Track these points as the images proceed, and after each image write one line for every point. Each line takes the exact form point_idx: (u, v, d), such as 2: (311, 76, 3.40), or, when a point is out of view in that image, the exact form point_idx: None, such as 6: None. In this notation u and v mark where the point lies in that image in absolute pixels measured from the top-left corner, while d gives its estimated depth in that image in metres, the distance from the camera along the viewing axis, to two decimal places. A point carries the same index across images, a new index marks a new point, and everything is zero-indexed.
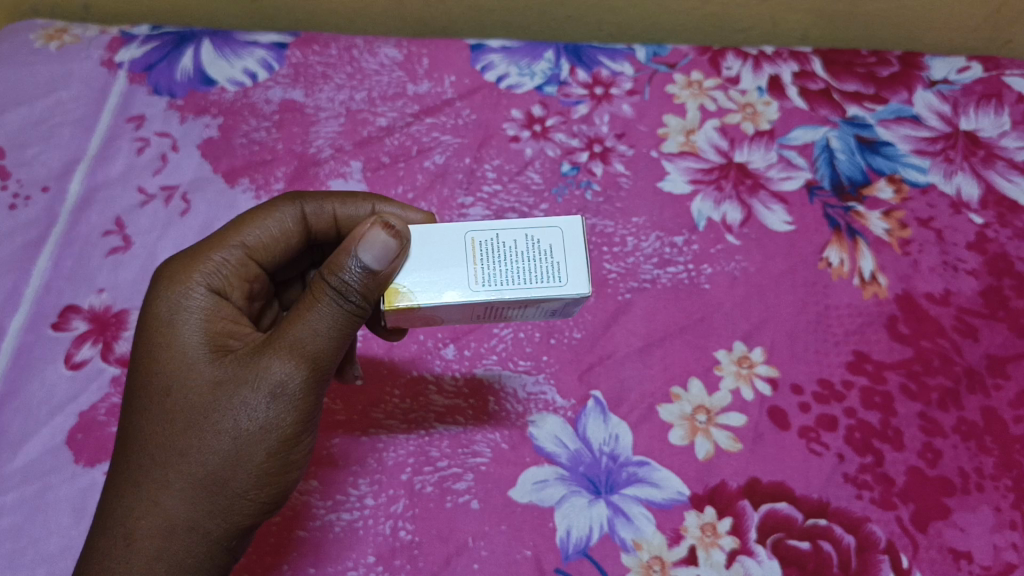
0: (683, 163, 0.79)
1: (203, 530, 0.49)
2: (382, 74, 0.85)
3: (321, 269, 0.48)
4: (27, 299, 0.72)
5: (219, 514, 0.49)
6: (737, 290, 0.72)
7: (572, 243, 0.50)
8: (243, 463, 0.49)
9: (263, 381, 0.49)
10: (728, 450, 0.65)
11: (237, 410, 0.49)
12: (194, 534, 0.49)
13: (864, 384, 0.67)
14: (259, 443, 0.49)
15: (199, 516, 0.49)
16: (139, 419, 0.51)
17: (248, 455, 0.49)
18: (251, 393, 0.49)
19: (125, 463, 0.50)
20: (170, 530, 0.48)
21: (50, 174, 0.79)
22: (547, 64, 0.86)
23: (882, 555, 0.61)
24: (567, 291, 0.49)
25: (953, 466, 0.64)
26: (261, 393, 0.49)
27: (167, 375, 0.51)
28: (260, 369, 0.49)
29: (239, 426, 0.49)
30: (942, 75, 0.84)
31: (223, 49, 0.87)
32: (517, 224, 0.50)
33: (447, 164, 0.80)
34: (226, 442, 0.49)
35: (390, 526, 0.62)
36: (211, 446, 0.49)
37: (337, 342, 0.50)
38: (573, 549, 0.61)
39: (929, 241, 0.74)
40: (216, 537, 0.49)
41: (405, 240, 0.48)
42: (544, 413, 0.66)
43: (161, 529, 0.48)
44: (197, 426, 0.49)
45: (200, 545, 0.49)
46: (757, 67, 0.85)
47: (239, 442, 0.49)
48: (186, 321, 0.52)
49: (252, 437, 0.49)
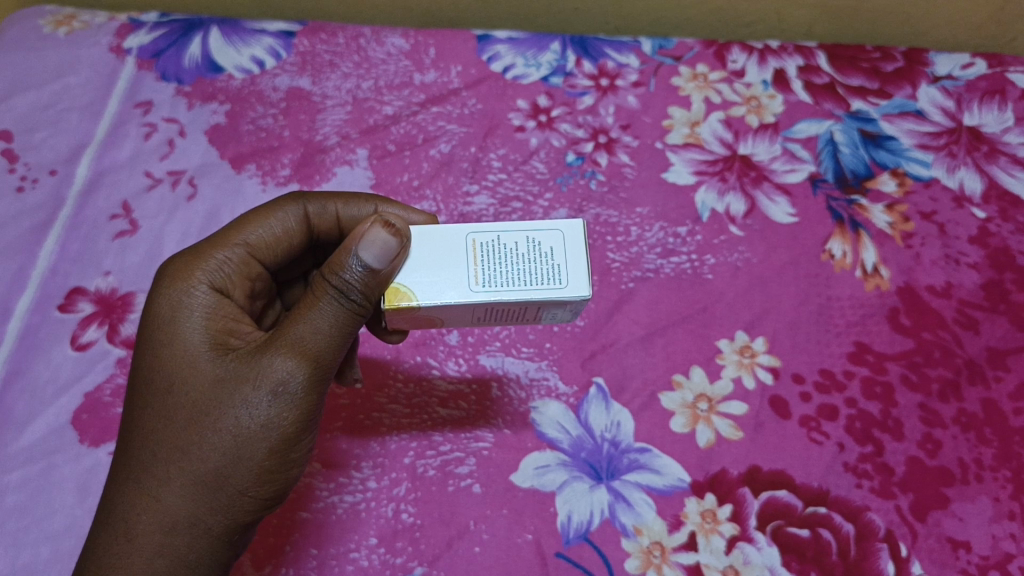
0: (688, 155, 0.80)
1: (204, 526, 0.49)
2: (389, 63, 0.86)
3: (323, 268, 0.49)
4: (33, 282, 0.73)
5: (220, 512, 0.49)
6: (739, 280, 0.73)
7: (573, 246, 0.50)
8: (245, 460, 0.49)
9: (265, 379, 0.49)
10: (728, 438, 0.65)
11: (239, 408, 0.49)
12: (194, 531, 0.49)
13: (865, 374, 0.68)
14: (261, 441, 0.49)
15: (200, 512, 0.49)
16: (141, 416, 0.51)
17: (250, 452, 0.49)
18: (253, 391, 0.49)
19: (128, 460, 0.50)
20: (172, 526, 0.48)
21: (58, 158, 0.80)
22: (553, 55, 0.87)
23: (881, 543, 0.61)
24: (567, 293, 0.49)
25: (952, 456, 0.65)
26: (263, 391, 0.49)
27: (169, 373, 0.51)
28: (262, 367, 0.49)
29: (240, 424, 0.49)
30: (947, 70, 0.85)
31: (231, 37, 0.88)
32: (518, 226, 0.51)
33: (453, 153, 0.81)
34: (227, 439, 0.49)
35: (392, 509, 0.62)
36: (212, 444, 0.49)
37: (339, 340, 0.50)
38: (574, 533, 0.62)
39: (932, 234, 0.75)
40: (217, 534, 0.50)
41: (405, 239, 0.49)
42: (547, 399, 0.67)
43: (162, 526, 0.48)
44: (198, 424, 0.49)
45: (201, 541, 0.49)
46: (762, 60, 0.86)
47: (240, 440, 0.49)
48: (189, 320, 0.52)
49: (253, 435, 0.49)
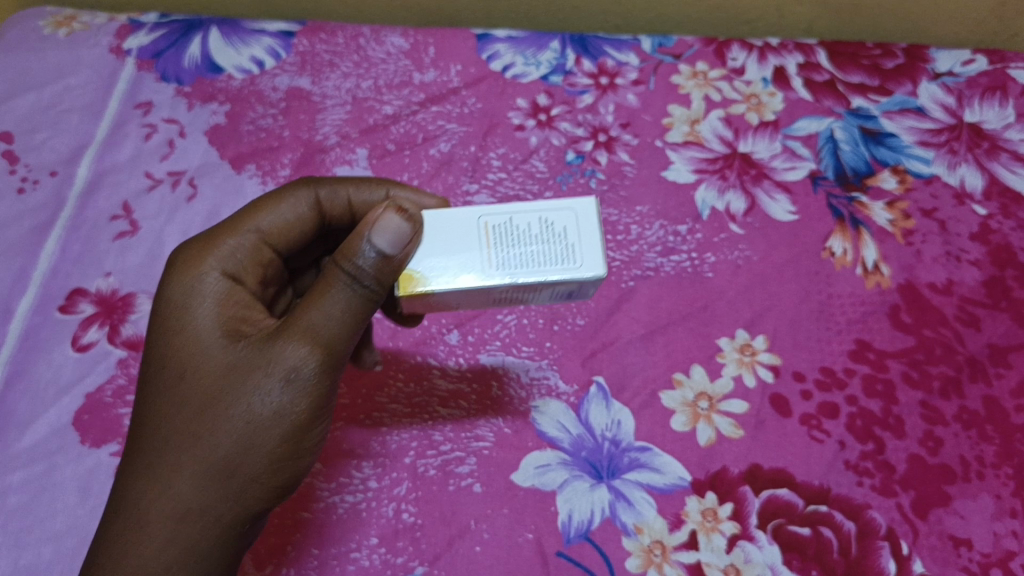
0: (688, 153, 0.80)
1: (213, 515, 0.49)
2: (389, 63, 0.86)
3: (336, 254, 0.49)
4: (34, 283, 0.73)
5: (232, 501, 0.49)
6: (740, 278, 0.72)
7: (586, 225, 0.50)
8: (256, 447, 0.49)
9: (278, 365, 0.49)
10: (729, 436, 0.65)
11: (252, 395, 0.49)
12: (204, 520, 0.49)
13: (866, 372, 0.67)
14: (274, 428, 0.49)
15: (211, 502, 0.49)
16: (153, 404, 0.51)
17: (262, 440, 0.49)
18: (266, 378, 0.49)
19: (138, 448, 0.50)
20: (181, 515, 0.48)
21: (59, 159, 0.80)
22: (553, 54, 0.87)
23: (882, 541, 0.61)
24: (582, 274, 0.49)
25: (953, 454, 0.64)
26: (276, 377, 0.49)
27: (181, 360, 0.51)
28: (274, 354, 0.49)
29: (252, 411, 0.49)
30: (948, 67, 0.85)
31: (231, 37, 0.88)
32: (530, 207, 0.51)
33: (453, 152, 0.80)
34: (240, 426, 0.49)
35: (392, 508, 0.62)
36: (224, 431, 0.49)
37: (352, 326, 0.50)
38: (574, 532, 0.62)
39: (933, 231, 0.75)
40: (227, 523, 0.49)
41: (418, 223, 0.49)
42: (547, 398, 0.67)
43: (172, 515, 0.48)
44: (210, 411, 0.49)
45: (211, 531, 0.49)
46: (762, 58, 0.86)
47: (252, 427, 0.49)
48: (201, 306, 0.52)
49: (266, 422, 0.49)
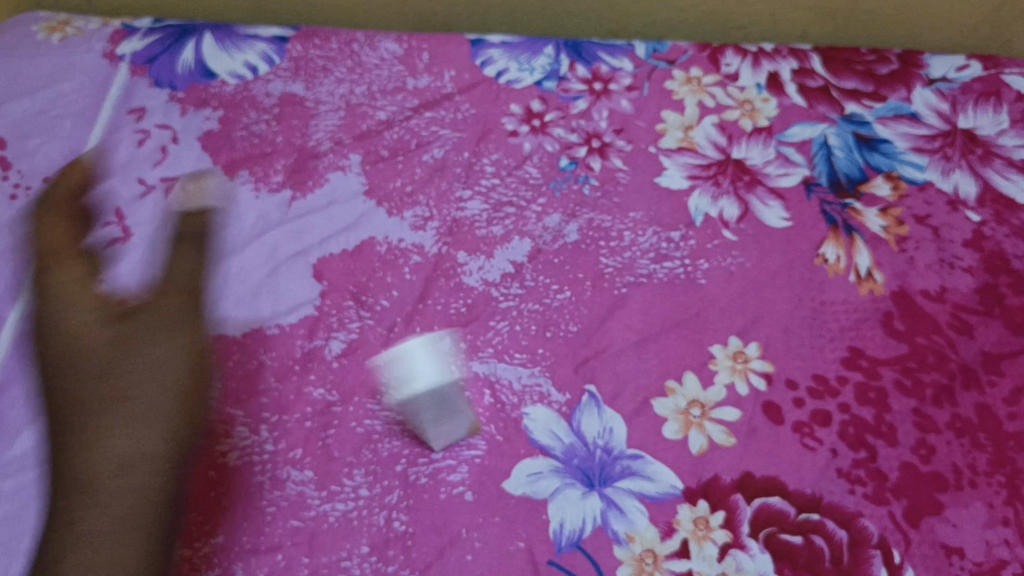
0: (681, 159, 0.80)
1: (141, 469, 0.59)
2: (382, 68, 0.88)
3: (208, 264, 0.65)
4: (27, 290, 0.73)
5: (156, 447, 0.60)
6: (733, 285, 0.72)
7: None
8: (140, 414, 0.61)
9: (151, 346, 0.64)
10: (721, 444, 0.65)
11: (136, 368, 0.62)
12: (116, 480, 0.58)
13: (858, 380, 0.67)
14: (156, 393, 0.62)
15: (151, 451, 0.60)
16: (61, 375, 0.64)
17: (149, 404, 0.61)
18: (142, 354, 0.63)
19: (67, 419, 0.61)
20: (119, 470, 0.59)
21: (52, 165, 0.80)
22: (547, 59, 0.88)
23: (874, 550, 0.60)
24: None
25: (946, 462, 0.64)
26: (155, 356, 0.63)
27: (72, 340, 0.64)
28: (143, 338, 0.63)
29: (143, 378, 0.62)
30: (941, 74, 0.87)
31: (224, 42, 0.89)
32: None
33: (446, 158, 0.80)
34: (139, 392, 0.62)
35: (384, 517, 0.62)
36: (124, 397, 0.62)
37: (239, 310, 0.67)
38: (565, 541, 0.61)
39: (926, 238, 0.74)
40: (162, 471, 0.60)
41: None
42: (538, 405, 0.67)
43: (114, 471, 0.58)
44: (108, 379, 0.62)
45: (158, 479, 0.59)
46: (756, 63, 0.88)
47: (146, 390, 0.62)
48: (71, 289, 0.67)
49: (146, 389, 0.62)
